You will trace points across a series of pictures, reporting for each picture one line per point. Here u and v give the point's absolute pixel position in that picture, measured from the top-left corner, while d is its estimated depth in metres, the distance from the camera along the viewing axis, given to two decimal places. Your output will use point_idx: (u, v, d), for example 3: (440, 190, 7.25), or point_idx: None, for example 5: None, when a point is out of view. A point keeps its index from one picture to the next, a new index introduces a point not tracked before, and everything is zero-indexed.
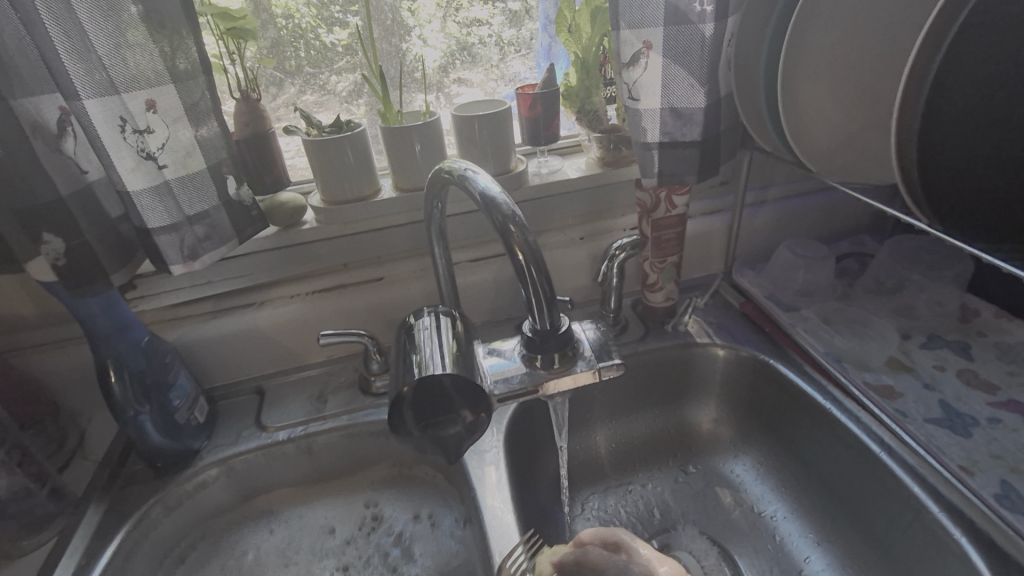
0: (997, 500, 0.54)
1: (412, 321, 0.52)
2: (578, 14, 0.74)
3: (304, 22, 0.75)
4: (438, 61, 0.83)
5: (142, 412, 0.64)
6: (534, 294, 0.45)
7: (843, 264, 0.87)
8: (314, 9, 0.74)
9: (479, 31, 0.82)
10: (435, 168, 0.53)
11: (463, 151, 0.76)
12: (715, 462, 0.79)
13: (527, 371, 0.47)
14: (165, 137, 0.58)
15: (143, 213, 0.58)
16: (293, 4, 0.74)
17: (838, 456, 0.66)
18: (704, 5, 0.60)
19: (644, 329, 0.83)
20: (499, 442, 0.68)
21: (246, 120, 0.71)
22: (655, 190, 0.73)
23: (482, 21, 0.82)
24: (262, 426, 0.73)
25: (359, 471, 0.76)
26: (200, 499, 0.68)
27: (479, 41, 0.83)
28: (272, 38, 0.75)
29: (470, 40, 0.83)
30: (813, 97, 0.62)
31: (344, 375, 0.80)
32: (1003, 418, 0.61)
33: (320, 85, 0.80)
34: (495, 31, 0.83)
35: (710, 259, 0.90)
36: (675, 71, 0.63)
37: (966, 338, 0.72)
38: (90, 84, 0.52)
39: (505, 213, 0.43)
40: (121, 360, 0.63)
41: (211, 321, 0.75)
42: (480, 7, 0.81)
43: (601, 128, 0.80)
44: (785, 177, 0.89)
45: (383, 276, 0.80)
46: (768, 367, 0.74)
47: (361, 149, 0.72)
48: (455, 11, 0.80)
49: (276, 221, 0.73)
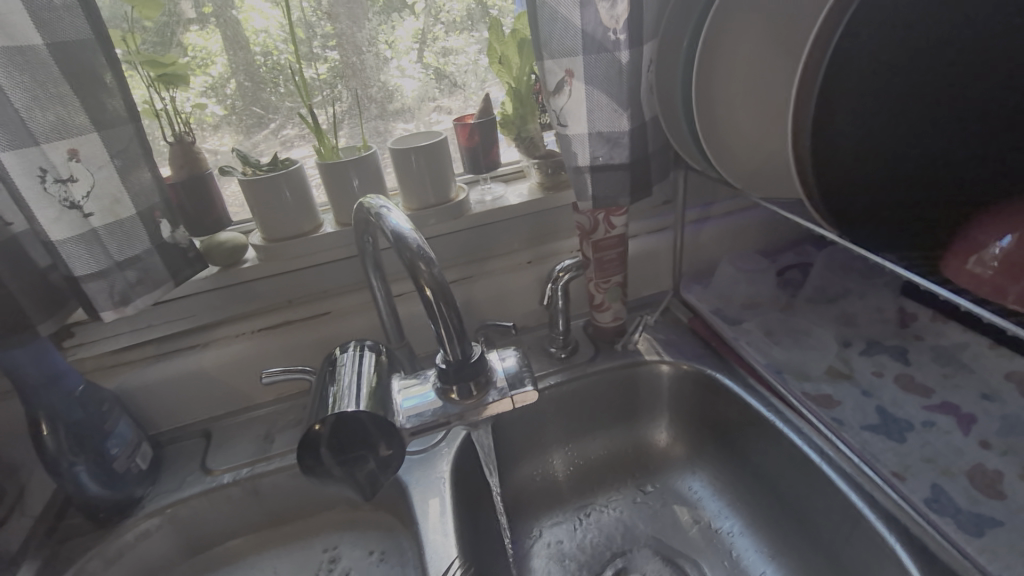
0: (926, 503, 0.54)
1: (336, 355, 0.54)
2: (506, 45, 0.76)
3: (282, 58, 0.77)
4: (415, 91, 0.85)
5: (78, 463, 0.62)
6: (443, 328, 0.45)
7: (786, 276, 0.87)
8: (293, 46, 0.76)
9: (456, 60, 0.85)
10: (356, 205, 0.54)
11: (402, 183, 0.77)
12: (671, 479, 0.79)
13: (441, 404, 0.47)
14: (90, 185, 0.58)
15: (68, 261, 0.57)
16: (271, 41, 0.76)
17: (785, 467, 0.66)
18: (618, 34, 0.61)
19: (594, 349, 0.83)
20: (445, 473, 0.67)
21: (182, 162, 0.72)
22: (593, 212, 0.74)
23: (458, 50, 0.84)
24: (206, 470, 0.71)
25: (311, 511, 0.75)
26: (141, 550, 0.67)
27: (457, 70, 0.86)
28: (250, 82, 0.77)
29: (448, 69, 0.85)
30: (732, 115, 0.63)
31: (293, 413, 0.79)
32: (937, 421, 0.62)
33: (299, 121, 0.82)
34: (471, 59, 0.85)
35: (660, 276, 0.91)
36: (598, 98, 0.64)
37: (904, 343, 0.74)
38: (6, 137, 0.52)
39: (412, 249, 0.44)
40: (55, 411, 0.62)
41: (153, 365, 0.75)
42: (456, 38, 0.83)
43: (537, 155, 0.82)
44: (727, 194, 0.90)
45: (329, 310, 0.80)
46: (713, 381, 0.75)
47: (299, 187, 0.73)
48: (433, 42, 0.82)
49: (214, 262, 0.73)
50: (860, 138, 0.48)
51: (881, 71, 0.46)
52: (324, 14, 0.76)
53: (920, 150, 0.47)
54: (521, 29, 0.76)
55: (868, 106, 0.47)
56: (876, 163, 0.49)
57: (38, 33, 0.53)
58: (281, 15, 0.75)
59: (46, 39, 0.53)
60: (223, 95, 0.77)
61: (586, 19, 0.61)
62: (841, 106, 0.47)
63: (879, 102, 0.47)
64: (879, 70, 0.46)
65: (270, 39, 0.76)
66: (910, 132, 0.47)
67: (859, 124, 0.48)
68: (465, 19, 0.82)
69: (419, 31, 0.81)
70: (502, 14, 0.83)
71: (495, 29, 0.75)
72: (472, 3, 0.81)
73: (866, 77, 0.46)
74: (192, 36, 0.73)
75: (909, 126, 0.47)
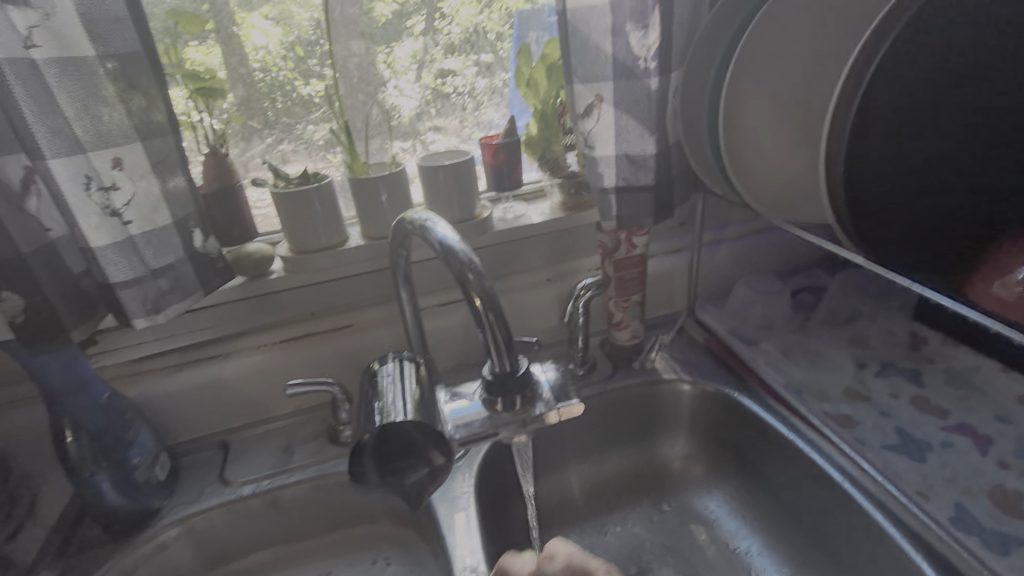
0: (951, 522, 0.55)
1: (375, 367, 0.54)
2: (535, 69, 0.81)
3: (281, 75, 0.78)
4: (414, 109, 0.86)
5: (99, 472, 0.61)
6: (492, 338, 0.47)
7: (799, 298, 0.90)
8: (291, 62, 0.78)
9: (453, 81, 0.87)
10: (397, 219, 0.55)
11: (429, 201, 0.79)
12: (688, 498, 0.80)
13: (488, 414, 0.50)
14: (131, 193, 0.58)
15: (106, 267, 0.58)
16: (270, 57, 0.77)
17: (805, 486, 0.67)
18: (649, 62, 0.64)
19: (612, 367, 0.84)
20: (469, 487, 0.67)
21: (214, 173, 0.73)
22: (616, 231, 0.76)
23: (455, 72, 0.86)
24: (225, 481, 0.71)
25: (329, 526, 0.74)
26: (158, 563, 0.65)
27: (455, 91, 0.88)
28: (245, 94, 0.78)
29: (446, 91, 0.87)
30: (756, 142, 0.66)
31: (312, 425, 0.79)
32: (955, 441, 0.64)
33: (297, 136, 0.83)
34: (469, 81, 0.88)
35: (674, 296, 0.93)
36: (627, 121, 0.67)
37: (917, 365, 0.76)
38: (55, 143, 0.53)
39: (462, 261, 0.45)
40: (79, 419, 0.61)
41: (175, 375, 0.75)
42: (453, 59, 0.85)
43: (561, 174, 0.84)
44: (741, 217, 0.93)
45: (351, 323, 0.81)
46: (732, 400, 0.76)
47: (329, 200, 0.74)
48: (430, 63, 0.84)
49: (242, 272, 0.74)
50: (893, 160, 0.51)
51: (916, 95, 0.50)
52: (361, 35, 0.79)
53: (953, 165, 0.50)
54: (550, 54, 0.80)
55: (903, 129, 0.51)
56: (903, 183, 0.52)
57: (90, 44, 0.53)
58: (282, 32, 0.76)
59: (98, 50, 0.54)
60: (224, 110, 0.78)
61: (617, 46, 0.63)
62: (876, 132, 0.50)
63: (913, 122, 0.50)
64: (910, 91, 0.49)
65: (269, 56, 0.77)
66: (944, 147, 0.50)
67: (896, 147, 0.51)
68: (462, 42, 0.85)
69: (417, 53, 0.83)
70: (501, 38, 0.86)
71: (523, 55, 0.81)
72: (470, 26, 0.84)
73: (898, 105, 0.50)
74: (192, 51, 0.73)
75: (943, 143, 0.50)
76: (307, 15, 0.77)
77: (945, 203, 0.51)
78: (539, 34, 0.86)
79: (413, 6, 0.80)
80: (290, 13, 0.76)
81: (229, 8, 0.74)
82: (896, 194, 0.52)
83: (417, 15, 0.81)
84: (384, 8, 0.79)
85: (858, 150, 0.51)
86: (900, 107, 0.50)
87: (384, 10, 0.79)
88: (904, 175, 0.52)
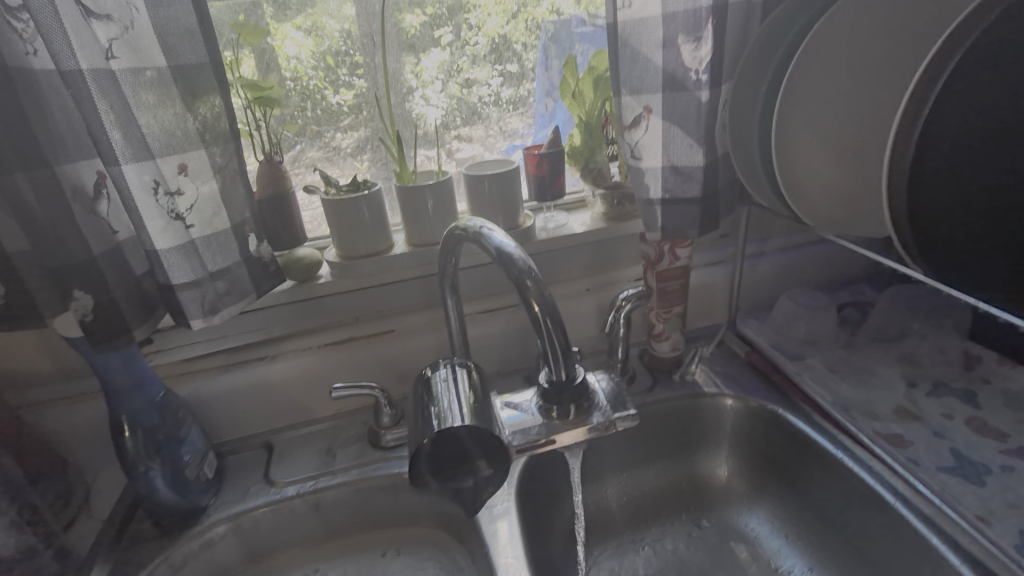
0: (1016, 549, 0.53)
1: (428, 372, 0.55)
2: (581, 81, 0.81)
3: (311, 84, 0.80)
4: (439, 119, 0.88)
5: (153, 467, 0.63)
6: (550, 345, 0.47)
7: (844, 313, 0.89)
8: (321, 72, 0.80)
9: (479, 91, 0.87)
10: (449, 227, 0.56)
11: (474, 207, 0.80)
12: (728, 515, 0.78)
13: (543, 422, 0.50)
14: (194, 198, 0.60)
15: (169, 269, 0.60)
16: (301, 67, 0.79)
17: (854, 509, 0.65)
18: (700, 74, 0.64)
19: (652, 379, 0.83)
20: (511, 496, 0.67)
21: (269, 180, 0.75)
22: (659, 243, 0.76)
23: (481, 82, 0.87)
24: (270, 481, 0.72)
25: (368, 530, 0.75)
26: (206, 558, 0.67)
27: (480, 100, 0.88)
28: (296, 104, 0.81)
29: (471, 100, 0.88)
30: (808, 156, 0.66)
31: (353, 428, 0.80)
32: (1016, 465, 0.62)
33: (324, 143, 0.84)
34: (494, 90, 0.88)
35: (714, 309, 0.93)
36: (675, 133, 0.67)
37: (972, 386, 0.74)
38: (128, 151, 0.55)
39: (521, 268, 0.46)
40: (136, 415, 0.63)
41: (225, 375, 0.76)
42: (479, 69, 0.86)
43: (605, 185, 0.84)
44: (782, 230, 0.92)
45: (392, 329, 0.82)
46: (776, 417, 0.75)
47: (377, 207, 0.76)
48: (456, 74, 0.86)
49: (292, 276, 0.76)
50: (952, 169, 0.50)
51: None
52: (407, 48, 0.82)
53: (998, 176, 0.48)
54: (598, 65, 0.80)
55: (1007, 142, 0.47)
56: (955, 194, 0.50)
57: (163, 56, 0.56)
58: (313, 43, 0.79)
59: (169, 61, 0.56)
60: (280, 120, 0.80)
61: (667, 59, 0.64)
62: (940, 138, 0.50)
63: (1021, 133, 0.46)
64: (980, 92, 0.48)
65: (301, 65, 0.79)
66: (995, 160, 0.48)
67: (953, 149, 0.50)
68: (488, 53, 0.86)
69: (444, 62, 0.84)
70: (527, 49, 0.87)
71: (570, 66, 0.81)
72: (496, 37, 0.85)
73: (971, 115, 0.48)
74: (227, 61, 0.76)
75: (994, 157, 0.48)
76: (337, 26, 0.79)
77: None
78: (584, 46, 0.86)
79: (442, 16, 0.82)
80: (321, 24, 0.78)
81: (264, 18, 0.76)
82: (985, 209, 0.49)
83: (446, 26, 0.82)
84: (414, 20, 0.81)
85: (922, 159, 0.50)
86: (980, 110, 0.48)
87: (414, 21, 0.81)
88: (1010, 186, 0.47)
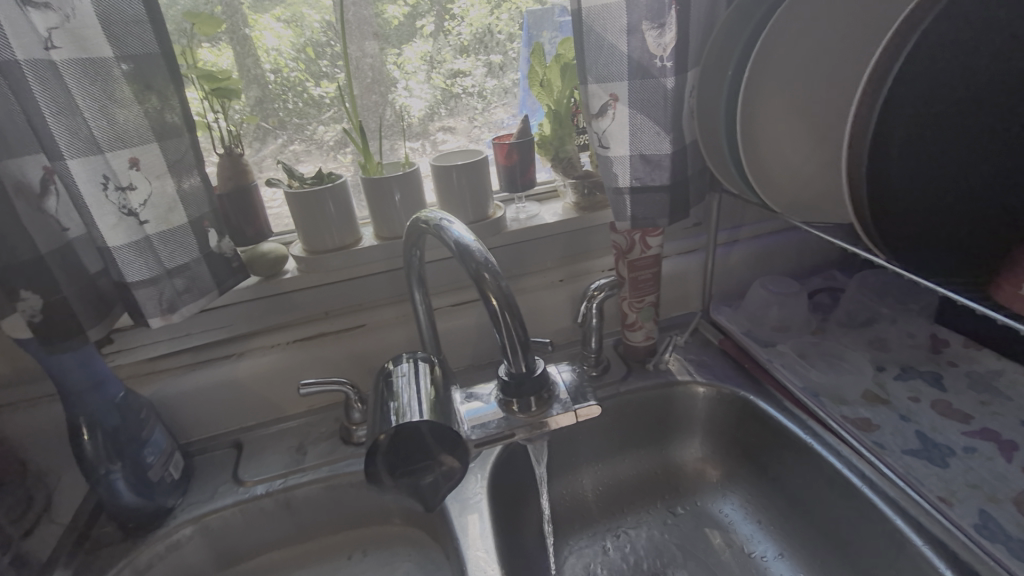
0: (976, 530, 0.54)
1: (390, 367, 0.55)
2: (549, 70, 0.80)
3: (293, 76, 0.78)
4: (423, 109, 0.86)
5: (114, 470, 0.61)
6: (508, 338, 0.47)
7: (816, 299, 0.90)
8: (303, 64, 0.78)
9: (462, 82, 0.86)
10: (409, 219, 0.55)
11: (442, 200, 0.79)
12: (703, 502, 0.78)
13: (504, 415, 0.50)
14: (148, 193, 0.58)
15: (122, 268, 0.58)
16: (282, 59, 0.77)
17: (823, 493, 0.66)
18: (665, 61, 0.63)
19: (625, 369, 0.83)
20: (482, 489, 0.66)
21: (229, 173, 0.73)
22: (630, 232, 0.75)
23: (465, 72, 0.86)
24: (239, 481, 0.71)
25: (342, 526, 0.74)
26: (172, 560, 0.66)
27: (463, 91, 0.87)
28: (258, 94, 0.78)
29: (455, 90, 0.86)
30: (775, 144, 0.66)
31: (324, 426, 0.79)
32: (978, 446, 0.63)
33: (308, 135, 0.83)
34: (478, 81, 0.87)
35: (688, 298, 0.93)
36: (642, 121, 0.66)
37: (938, 369, 0.75)
38: (74, 145, 0.53)
39: (478, 260, 0.45)
40: (95, 417, 0.61)
41: (190, 374, 0.75)
42: (463, 60, 0.85)
43: (574, 174, 0.84)
44: (755, 218, 0.92)
45: (363, 323, 0.81)
46: (748, 404, 0.75)
47: (343, 199, 0.74)
48: (440, 64, 0.84)
49: (256, 272, 0.74)
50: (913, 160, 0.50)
51: (969, 93, 0.48)
52: (373, 36, 0.79)
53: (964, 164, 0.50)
54: (564, 54, 0.80)
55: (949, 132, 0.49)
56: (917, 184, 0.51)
57: (108, 45, 0.53)
58: (293, 34, 0.76)
59: (116, 51, 0.54)
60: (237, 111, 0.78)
61: (632, 45, 0.62)
62: (896, 123, 0.48)
63: (971, 121, 0.48)
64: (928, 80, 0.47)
65: (281, 57, 0.77)
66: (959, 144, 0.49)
67: (913, 140, 0.49)
68: (473, 43, 0.84)
69: (427, 54, 0.83)
70: (510, 39, 0.86)
71: (537, 55, 0.80)
72: (479, 28, 0.83)
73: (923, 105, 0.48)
74: (205, 52, 0.73)
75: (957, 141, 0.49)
76: (319, 17, 0.76)
77: (980, 195, 0.50)
78: (551, 34, 0.86)
79: (424, 6, 0.80)
80: (303, 15, 0.76)
81: (243, 11, 0.74)
82: (927, 193, 0.51)
83: (428, 16, 0.80)
84: (396, 11, 0.79)
85: (880, 148, 0.49)
86: (928, 96, 0.48)
87: (396, 12, 0.79)
88: (953, 170, 0.50)
